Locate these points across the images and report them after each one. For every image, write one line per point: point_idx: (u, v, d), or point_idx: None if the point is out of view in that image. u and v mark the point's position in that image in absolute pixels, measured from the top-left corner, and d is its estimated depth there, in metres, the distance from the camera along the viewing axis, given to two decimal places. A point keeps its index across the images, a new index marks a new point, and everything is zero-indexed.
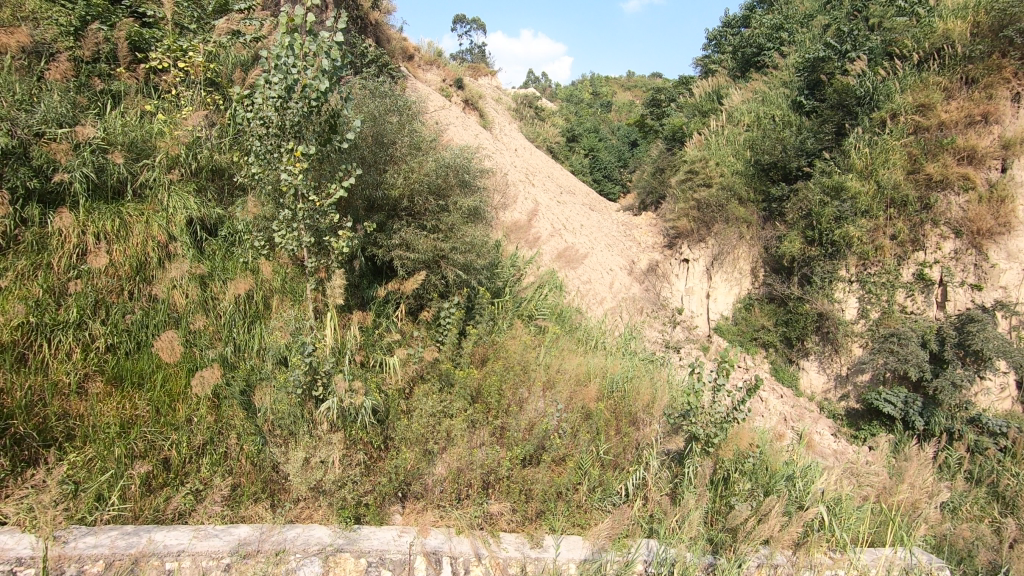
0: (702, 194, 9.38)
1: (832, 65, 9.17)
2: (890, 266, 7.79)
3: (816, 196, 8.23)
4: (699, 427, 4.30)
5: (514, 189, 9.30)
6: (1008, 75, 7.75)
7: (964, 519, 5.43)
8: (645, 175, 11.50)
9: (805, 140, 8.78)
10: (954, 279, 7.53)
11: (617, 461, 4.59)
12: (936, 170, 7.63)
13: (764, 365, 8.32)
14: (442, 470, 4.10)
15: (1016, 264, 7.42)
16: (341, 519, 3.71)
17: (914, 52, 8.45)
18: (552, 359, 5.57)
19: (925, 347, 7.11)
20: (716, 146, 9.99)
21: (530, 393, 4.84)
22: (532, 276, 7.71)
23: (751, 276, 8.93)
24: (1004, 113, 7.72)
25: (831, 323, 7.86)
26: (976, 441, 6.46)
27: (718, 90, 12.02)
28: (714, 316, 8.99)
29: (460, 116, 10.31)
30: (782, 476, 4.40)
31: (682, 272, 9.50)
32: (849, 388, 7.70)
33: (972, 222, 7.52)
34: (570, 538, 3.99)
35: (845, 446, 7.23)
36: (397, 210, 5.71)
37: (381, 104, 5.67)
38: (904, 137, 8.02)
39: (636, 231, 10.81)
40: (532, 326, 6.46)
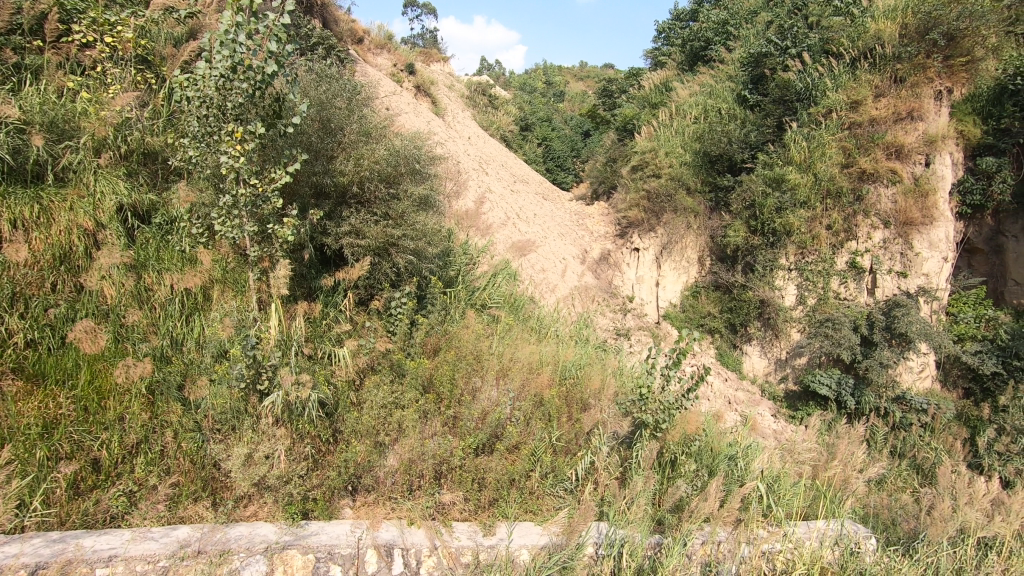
0: (651, 184, 9.54)
1: (774, 61, 9.49)
2: (825, 255, 8.21)
3: (758, 187, 8.53)
4: (648, 414, 4.43)
5: (467, 178, 9.19)
6: (932, 75, 8.21)
7: (889, 491, 5.87)
8: (597, 165, 11.55)
9: (749, 133, 9.10)
10: (883, 266, 8.02)
11: (568, 448, 4.64)
12: (868, 164, 8.07)
13: (709, 350, 8.62)
14: (394, 461, 4.11)
15: (937, 254, 7.98)
16: (288, 516, 3.60)
17: (849, 51, 8.86)
18: (505, 348, 5.55)
19: (856, 331, 7.58)
20: (665, 137, 10.15)
21: (484, 381, 4.80)
22: (485, 265, 7.69)
23: (698, 265, 9.22)
24: (928, 110, 8.20)
25: (772, 309, 8.26)
26: (903, 418, 7.07)
27: (667, 82, 12.27)
28: (663, 304, 9.19)
29: (411, 102, 10.09)
30: (724, 457, 4.63)
31: (633, 261, 9.65)
32: (788, 371, 8.11)
33: (900, 214, 8.01)
34: (523, 524, 4.03)
35: (784, 426, 7.64)
36: (346, 197, 5.53)
37: (328, 89, 5.48)
38: (838, 132, 8.40)
39: (589, 221, 10.87)
40: (485, 315, 6.45)
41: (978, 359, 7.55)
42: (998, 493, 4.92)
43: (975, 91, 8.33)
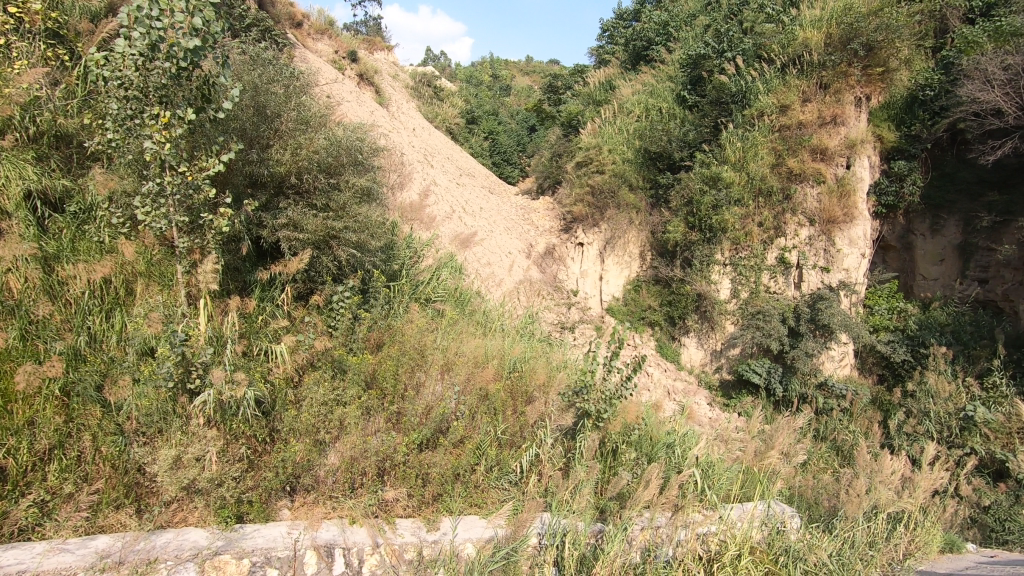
0: (595, 180, 9.68)
1: (711, 63, 9.84)
2: (757, 251, 8.64)
3: (696, 185, 8.85)
4: (591, 403, 4.51)
5: (411, 170, 9.03)
6: (853, 83, 8.74)
7: (813, 472, 6.26)
8: (543, 160, 11.58)
9: (687, 133, 9.41)
10: (808, 262, 8.53)
11: (513, 440, 4.68)
12: (796, 164, 8.54)
13: (650, 342, 8.92)
14: (335, 460, 4.02)
15: (856, 250, 8.51)
16: (220, 520, 3.47)
17: (779, 57, 9.31)
18: (449, 342, 5.49)
19: (785, 323, 8.05)
20: (608, 134, 10.34)
21: (427, 376, 4.80)
22: (430, 258, 7.60)
23: (639, 259, 9.48)
24: (849, 115, 8.74)
25: (708, 302, 8.63)
26: (824, 404, 7.60)
27: (610, 80, 12.50)
28: (606, 297, 9.40)
29: (353, 90, 9.80)
30: (663, 445, 4.82)
31: (577, 255, 9.71)
32: (723, 361, 8.50)
33: (824, 212, 8.52)
34: (468, 518, 4.03)
35: (719, 414, 8.02)
36: (283, 187, 5.32)
37: (263, 73, 5.25)
38: (769, 134, 8.85)
39: (534, 215, 10.89)
40: (429, 310, 6.38)
41: (890, 348, 8.18)
42: (906, 471, 5.34)
43: (890, 99, 8.95)
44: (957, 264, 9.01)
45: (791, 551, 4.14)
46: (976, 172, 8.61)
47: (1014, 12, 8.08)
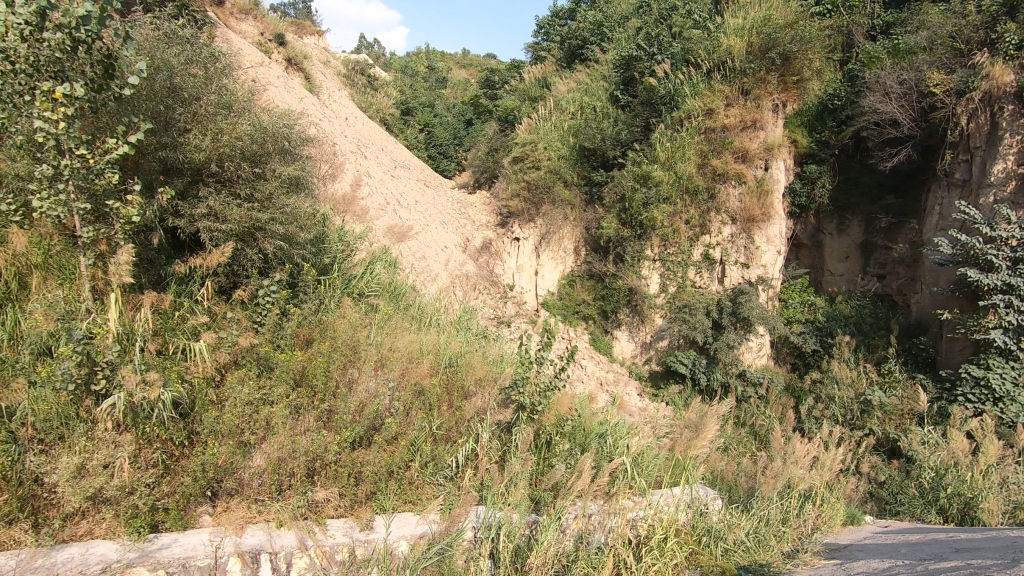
0: (531, 175, 9.75)
1: (643, 65, 10.14)
2: (684, 247, 9.05)
3: (628, 183, 9.12)
4: (525, 396, 4.58)
5: (343, 160, 8.74)
6: (771, 90, 9.27)
7: (733, 456, 6.66)
8: (479, 154, 11.49)
9: (620, 132, 9.67)
10: (731, 258, 9.03)
11: (448, 435, 4.65)
12: (720, 165, 9.00)
13: (584, 335, 9.20)
14: (261, 461, 3.83)
15: (773, 247, 9.10)
16: (132, 530, 3.24)
17: (705, 62, 9.73)
18: (383, 337, 5.36)
19: (708, 316, 8.57)
20: (544, 131, 10.44)
21: (360, 372, 4.69)
22: (363, 252, 7.40)
23: (574, 255, 9.72)
24: (768, 121, 9.28)
25: (639, 296, 8.95)
26: (743, 392, 8.15)
27: (546, 76, 12.64)
28: (541, 292, 9.55)
29: (281, 75, 9.33)
30: (595, 435, 4.95)
31: (514, 250, 9.75)
32: (652, 353, 8.87)
33: (745, 211, 9.05)
34: (402, 516, 3.98)
35: (648, 403, 8.41)
36: (202, 173, 4.98)
37: (179, 52, 4.93)
38: (696, 136, 9.26)
39: (471, 209, 10.78)
40: (362, 304, 6.20)
41: (802, 338, 8.84)
42: (815, 452, 5.77)
43: (803, 106, 9.58)
44: (859, 261, 9.79)
45: (713, 532, 4.42)
46: (877, 176, 9.33)
47: (910, 31, 8.85)
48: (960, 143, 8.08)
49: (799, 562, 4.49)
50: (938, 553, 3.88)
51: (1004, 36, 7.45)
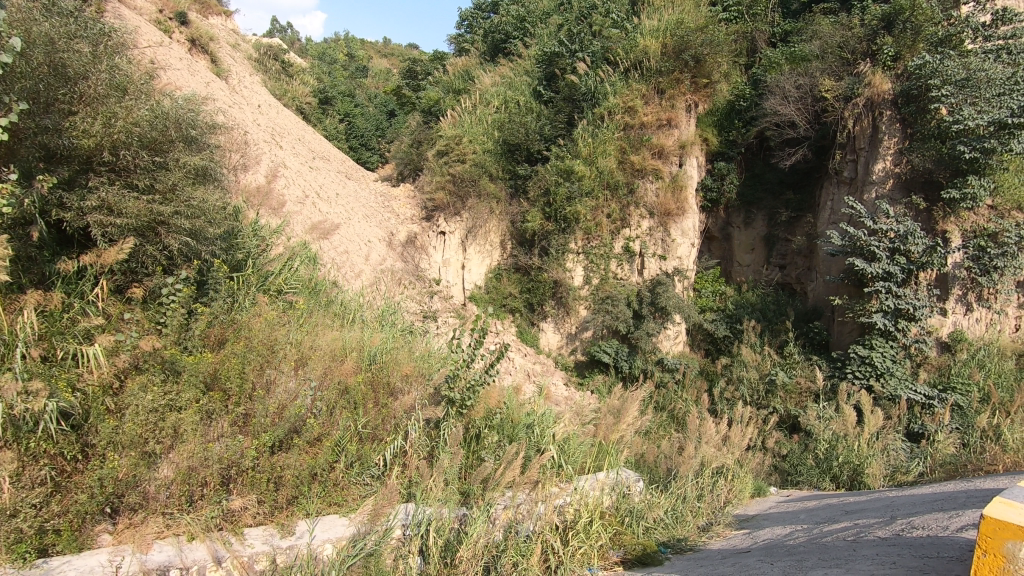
0: (456, 168, 9.68)
1: (564, 62, 10.37)
2: (606, 241, 9.38)
3: (552, 177, 9.32)
4: (455, 392, 4.66)
5: (256, 150, 8.26)
6: (684, 90, 9.71)
7: (653, 438, 7.04)
8: (402, 147, 11.23)
9: (543, 126, 9.85)
10: (649, 251, 9.43)
11: (375, 434, 4.53)
12: (638, 161, 9.36)
13: (511, 328, 9.35)
14: (168, 472, 3.57)
15: (687, 240, 9.59)
16: (15, 557, 2.92)
17: (623, 61, 10.07)
18: (304, 335, 5.13)
19: (630, 306, 8.91)
20: (468, 124, 10.38)
21: (279, 373, 4.47)
22: (280, 247, 7.07)
23: (500, 248, 9.79)
24: (681, 120, 9.73)
25: (563, 289, 9.24)
26: (661, 378, 8.57)
27: (469, 69, 12.59)
28: (468, 286, 9.54)
29: (184, 56, 8.65)
30: (523, 426, 4.98)
31: (439, 244, 9.68)
32: (577, 344, 9.17)
33: (662, 206, 9.46)
34: (326, 519, 3.86)
35: (574, 392, 8.71)
36: (92, 162, 4.53)
37: (60, 26, 4.45)
38: (616, 132, 9.57)
39: (394, 203, 10.50)
40: (279, 302, 5.91)
41: (714, 325, 9.36)
42: (726, 432, 6.18)
43: (713, 106, 10.13)
44: (764, 252, 10.52)
45: (635, 512, 4.60)
46: (778, 174, 10.23)
47: (805, 40, 9.57)
48: (848, 145, 8.89)
49: (713, 534, 4.79)
50: (832, 516, 4.28)
51: (882, 48, 8.24)
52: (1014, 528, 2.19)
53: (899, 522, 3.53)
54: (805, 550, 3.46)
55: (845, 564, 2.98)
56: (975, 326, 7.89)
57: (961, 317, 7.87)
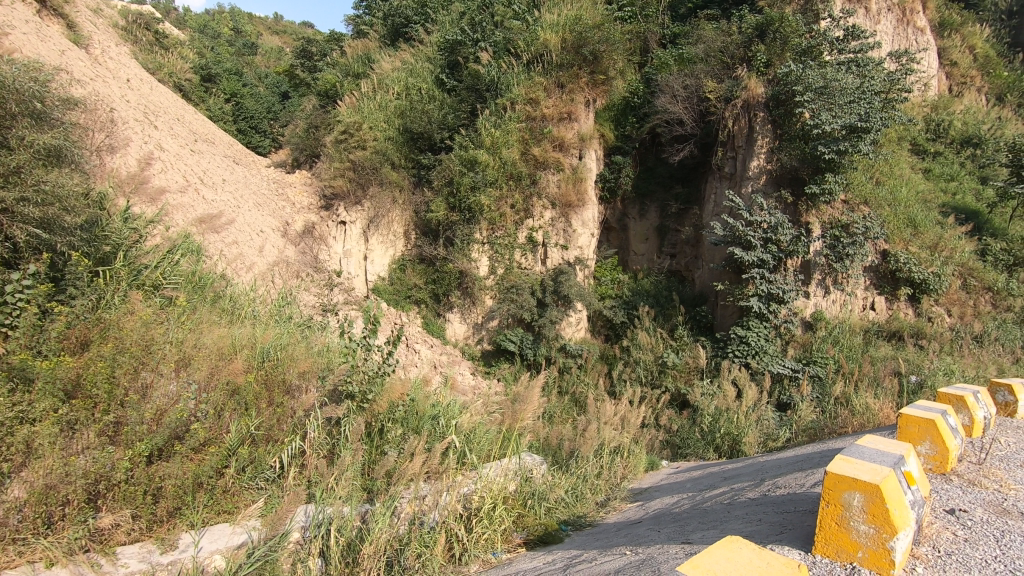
0: (357, 155, 9.36)
1: (467, 50, 10.37)
2: (510, 231, 9.54)
3: (455, 167, 9.29)
4: (354, 385, 4.58)
5: (125, 130, 7.41)
6: (583, 85, 10.01)
7: (557, 422, 7.33)
8: (297, 131, 10.59)
9: (446, 115, 9.80)
10: (551, 241, 9.71)
11: (270, 435, 4.31)
12: (540, 153, 9.58)
13: (416, 320, 9.26)
14: (21, 493, 3.17)
15: (588, 230, 9.96)
16: None
17: (525, 53, 10.19)
18: (186, 334, 4.71)
19: (533, 295, 9.22)
20: (368, 109, 10.02)
21: (156, 376, 4.09)
22: (157, 238, 6.44)
23: (403, 238, 9.79)
24: (580, 113, 10.04)
25: (469, 279, 9.29)
26: (564, 363, 8.90)
27: (368, 52, 12.17)
28: (371, 277, 9.41)
29: (30, 19, 7.53)
30: (429, 418, 4.93)
31: (339, 235, 9.32)
32: (483, 334, 9.31)
33: (563, 197, 9.75)
34: (214, 528, 3.63)
35: (481, 380, 8.82)
36: None
37: None
38: (519, 122, 9.70)
39: (289, 190, 9.92)
40: (156, 299, 5.39)
41: (613, 312, 9.84)
42: (624, 412, 6.54)
43: (609, 102, 10.55)
44: (656, 242, 11.15)
45: (538, 494, 4.76)
46: (669, 169, 10.91)
47: (691, 42, 10.20)
48: (728, 143, 9.66)
49: (610, 508, 5.06)
50: (713, 482, 4.71)
51: (756, 54, 9.00)
52: (847, 479, 2.53)
53: (766, 483, 3.95)
54: (688, 516, 3.78)
55: (719, 525, 3.29)
56: (832, 307, 8.90)
57: (820, 298, 8.86)
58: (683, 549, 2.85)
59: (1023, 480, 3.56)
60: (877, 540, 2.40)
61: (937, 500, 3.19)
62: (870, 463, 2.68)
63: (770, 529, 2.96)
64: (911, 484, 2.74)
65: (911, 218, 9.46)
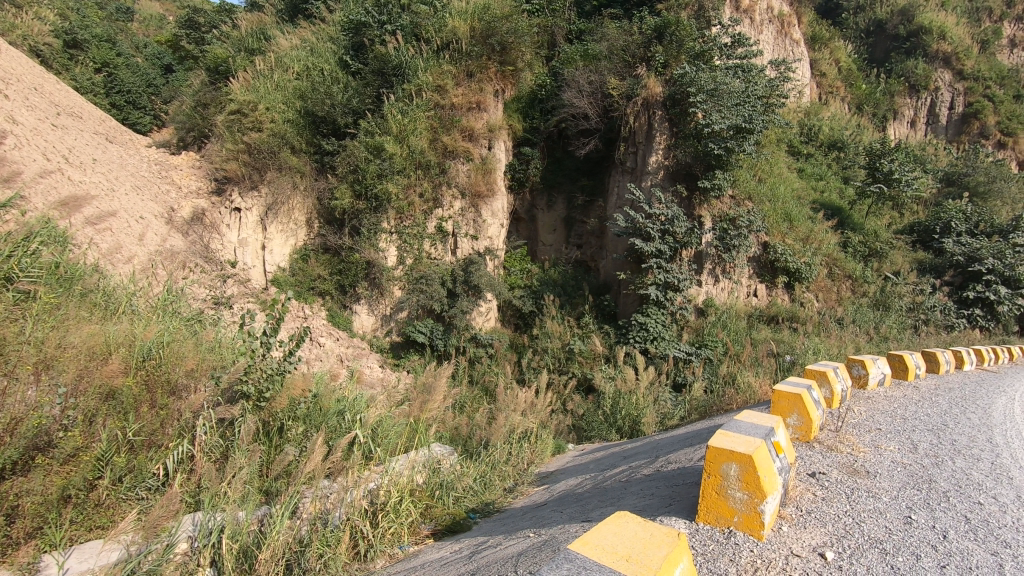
0: (252, 137, 8.80)
1: (373, 33, 9.97)
2: (419, 220, 9.40)
3: (361, 153, 8.96)
4: (249, 384, 4.29)
5: None
6: (491, 75, 10.02)
7: (467, 412, 7.39)
8: (182, 109, 9.75)
9: (351, 99, 9.34)
10: (461, 231, 9.70)
11: (152, 440, 3.99)
12: (449, 142, 9.51)
13: (320, 312, 8.83)
14: None
15: (496, 220, 10.08)
16: None
17: (434, 39, 9.98)
18: (48, 332, 4.08)
19: (444, 286, 9.21)
20: (264, 89, 9.36)
21: (11, 380, 3.48)
22: (10, 224, 5.62)
23: (306, 227, 9.33)
24: (489, 103, 10.04)
25: (376, 270, 9.02)
26: (475, 353, 8.95)
27: (265, 27, 11.40)
28: (270, 268, 8.87)
29: None
30: (333, 413, 4.80)
31: (233, 222, 8.70)
32: (392, 325, 9.12)
33: (472, 187, 9.77)
34: (83, 546, 3.32)
35: (389, 372, 8.67)
36: None
37: None
38: (427, 110, 9.54)
39: (173, 172, 9.03)
40: (11, 293, 4.76)
41: (522, 301, 10.01)
42: (531, 399, 6.71)
43: (518, 93, 10.65)
44: (563, 233, 11.48)
45: (446, 484, 4.78)
46: (575, 162, 11.25)
47: (596, 40, 10.48)
48: (630, 138, 10.12)
49: (518, 493, 5.18)
50: (613, 462, 4.99)
51: (655, 55, 9.46)
52: (725, 452, 2.76)
53: (659, 460, 4.24)
54: (588, 495, 3.97)
55: (616, 501, 3.49)
56: (721, 294, 9.65)
57: (711, 286, 9.57)
58: (582, 528, 2.98)
59: (869, 443, 4.09)
60: (750, 505, 2.65)
61: (802, 465, 3.58)
62: (744, 436, 2.94)
63: (660, 502, 3.18)
64: (779, 453, 3.05)
65: (788, 213, 10.45)
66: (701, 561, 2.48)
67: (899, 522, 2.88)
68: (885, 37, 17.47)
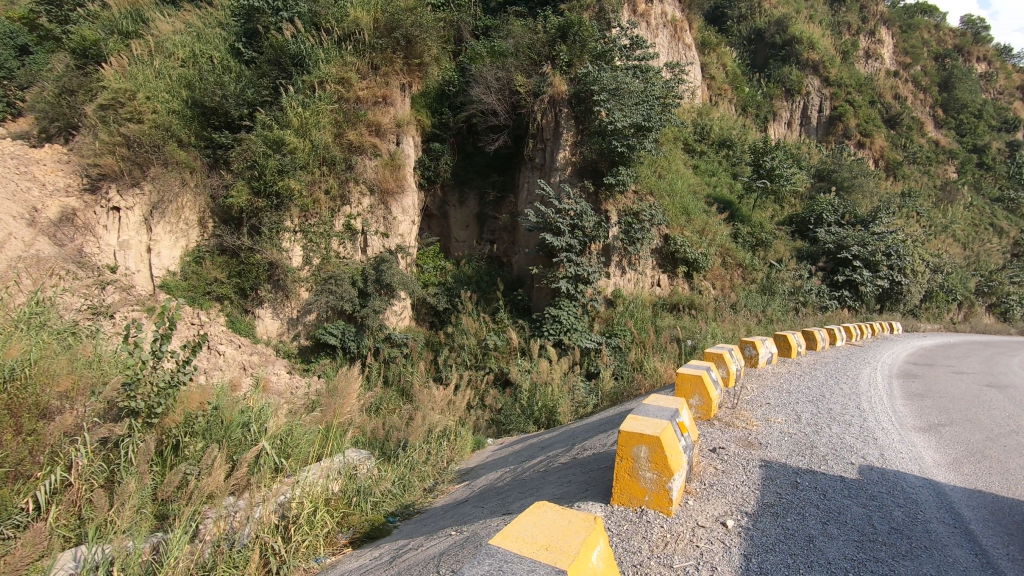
0: (130, 128, 8.02)
1: (267, 19, 9.38)
2: (324, 218, 9.03)
3: (258, 148, 8.41)
4: (138, 399, 3.95)
5: None
6: (397, 69, 9.78)
7: (383, 413, 7.22)
8: (43, 96, 8.62)
9: (244, 90, 8.73)
10: (370, 228, 9.42)
11: (18, 471, 3.47)
12: (355, 137, 9.22)
13: (218, 318, 8.21)
14: None
15: (407, 217, 9.86)
16: None
17: (335, 29, 9.54)
18: None
19: (354, 285, 8.88)
20: (142, 76, 8.53)
21: None
22: None
23: (198, 227, 8.58)
24: (396, 97, 9.81)
25: (280, 271, 8.55)
26: (389, 353, 8.74)
27: (141, 8, 10.35)
28: (157, 272, 8.08)
29: None
30: (237, 426, 4.49)
31: (111, 222, 7.90)
32: (300, 329, 8.68)
33: (380, 183, 9.51)
34: None
35: (298, 378, 8.26)
36: None
37: None
38: (331, 103, 9.15)
39: (35, 167, 8.03)
40: None
41: (436, 298, 9.91)
42: (448, 396, 6.66)
43: (425, 88, 10.51)
44: (476, 229, 11.40)
45: (363, 490, 4.65)
46: (485, 158, 11.27)
47: (502, 36, 10.51)
48: (538, 135, 10.28)
49: (438, 492, 5.14)
50: (531, 453, 5.09)
51: (560, 54, 9.75)
52: (636, 435, 2.87)
53: (575, 447, 4.37)
54: (508, 488, 4.02)
55: (536, 491, 3.57)
56: (627, 285, 10.09)
57: (618, 278, 9.99)
58: (503, 521, 3.02)
59: (761, 417, 4.47)
60: (659, 484, 2.80)
61: (704, 441, 3.84)
62: (652, 419, 3.09)
63: (578, 489, 3.29)
64: (683, 432, 3.24)
65: (685, 207, 11.15)
66: (616, 541, 2.59)
67: (788, 487, 3.18)
68: (765, 44, 18.97)
